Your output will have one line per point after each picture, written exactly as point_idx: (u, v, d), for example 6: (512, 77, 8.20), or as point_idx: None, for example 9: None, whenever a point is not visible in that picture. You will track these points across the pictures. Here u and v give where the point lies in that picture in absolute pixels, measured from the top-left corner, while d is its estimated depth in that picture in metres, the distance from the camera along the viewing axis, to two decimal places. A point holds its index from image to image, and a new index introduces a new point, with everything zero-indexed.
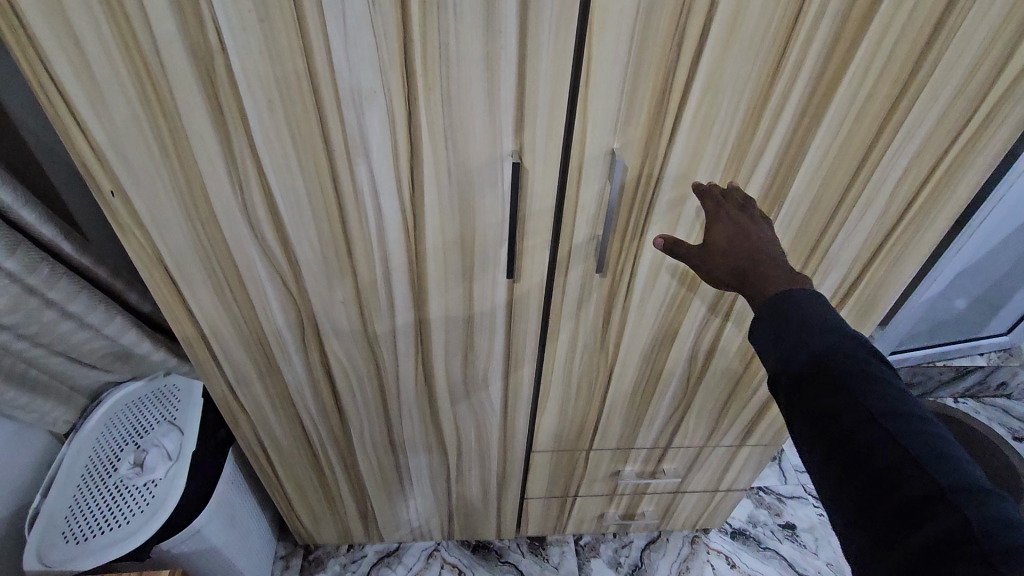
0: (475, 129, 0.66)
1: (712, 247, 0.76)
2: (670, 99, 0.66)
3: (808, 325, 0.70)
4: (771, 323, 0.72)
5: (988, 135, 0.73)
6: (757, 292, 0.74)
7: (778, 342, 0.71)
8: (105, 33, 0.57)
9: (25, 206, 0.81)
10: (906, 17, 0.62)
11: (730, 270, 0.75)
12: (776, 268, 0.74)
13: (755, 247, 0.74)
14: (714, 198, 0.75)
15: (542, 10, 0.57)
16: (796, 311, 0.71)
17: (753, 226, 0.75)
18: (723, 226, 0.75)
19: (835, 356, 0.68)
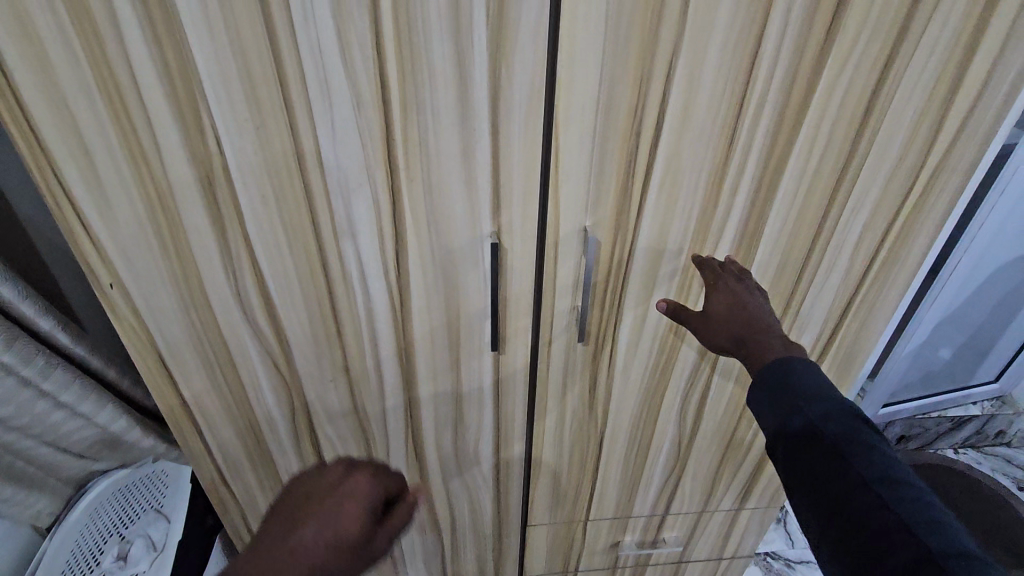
0: (456, 213, 0.70)
1: (712, 314, 0.79)
2: (634, 179, 0.71)
3: (804, 389, 0.73)
4: (767, 390, 0.75)
5: (932, 200, 0.78)
6: (756, 357, 0.78)
7: (773, 407, 0.75)
8: (114, 143, 0.62)
9: (24, 299, 0.84)
10: (838, 104, 0.69)
11: (728, 336, 0.79)
12: (772, 335, 0.79)
13: (752, 316, 0.79)
14: (713, 270, 0.80)
15: (511, 110, 0.63)
16: (791, 374, 0.74)
17: (749, 295, 0.80)
18: (721, 294, 0.79)
19: (827, 423, 0.71)
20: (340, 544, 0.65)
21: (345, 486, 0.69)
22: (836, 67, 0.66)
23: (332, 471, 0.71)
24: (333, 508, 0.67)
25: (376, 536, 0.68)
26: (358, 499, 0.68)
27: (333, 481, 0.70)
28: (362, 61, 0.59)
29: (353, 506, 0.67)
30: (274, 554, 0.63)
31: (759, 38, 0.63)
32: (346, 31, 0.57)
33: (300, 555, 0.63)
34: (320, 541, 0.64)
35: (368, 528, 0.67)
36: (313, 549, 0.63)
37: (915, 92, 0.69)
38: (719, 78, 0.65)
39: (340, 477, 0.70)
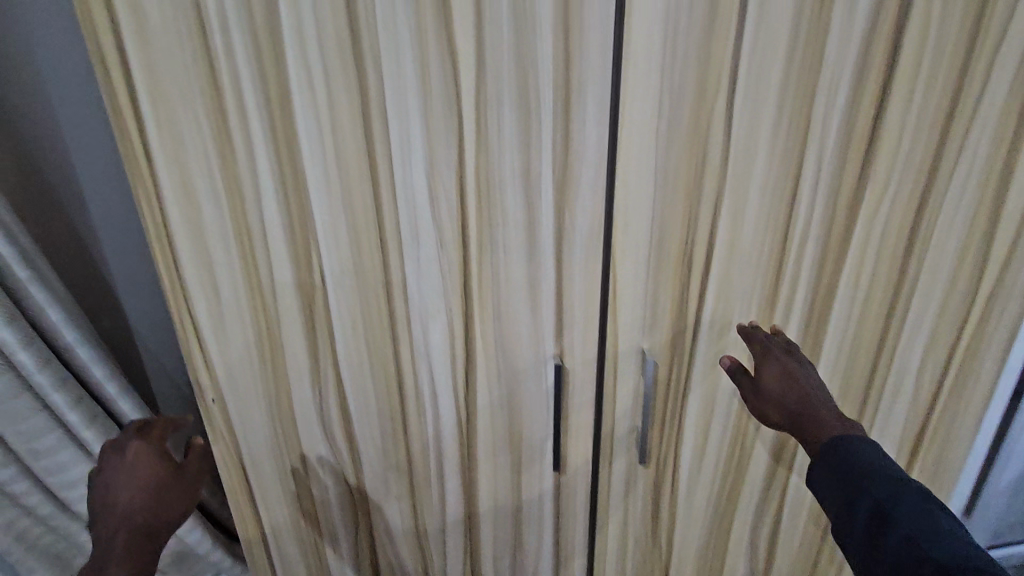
0: (521, 339, 0.77)
1: (763, 388, 0.77)
2: (687, 309, 0.76)
3: (870, 468, 0.68)
4: (828, 468, 0.70)
5: (994, 325, 0.79)
6: (808, 435, 0.74)
7: (837, 485, 0.69)
8: (239, 281, 0.74)
9: (86, 352, 0.92)
10: (879, 239, 0.73)
11: (781, 411, 0.77)
12: (827, 411, 0.75)
13: (806, 391, 0.76)
14: (760, 340, 0.77)
15: (573, 250, 0.72)
16: (852, 454, 0.69)
17: (800, 368, 0.77)
18: (772, 367, 0.77)
19: (901, 506, 0.64)
20: (159, 486, 0.74)
21: (126, 454, 0.74)
22: (873, 206, 0.71)
23: (110, 455, 0.75)
24: (129, 474, 0.73)
25: (184, 463, 0.76)
26: (149, 451, 0.75)
27: (116, 459, 0.75)
28: (448, 208, 0.69)
29: (150, 459, 0.75)
30: (111, 530, 0.71)
31: (796, 181, 0.70)
32: (435, 187, 0.68)
33: (137, 513, 0.72)
34: (139, 495, 0.73)
35: (171, 465, 0.75)
36: (139, 502, 0.72)
37: (956, 222, 0.73)
38: (762, 219, 0.72)
39: (118, 452, 0.75)
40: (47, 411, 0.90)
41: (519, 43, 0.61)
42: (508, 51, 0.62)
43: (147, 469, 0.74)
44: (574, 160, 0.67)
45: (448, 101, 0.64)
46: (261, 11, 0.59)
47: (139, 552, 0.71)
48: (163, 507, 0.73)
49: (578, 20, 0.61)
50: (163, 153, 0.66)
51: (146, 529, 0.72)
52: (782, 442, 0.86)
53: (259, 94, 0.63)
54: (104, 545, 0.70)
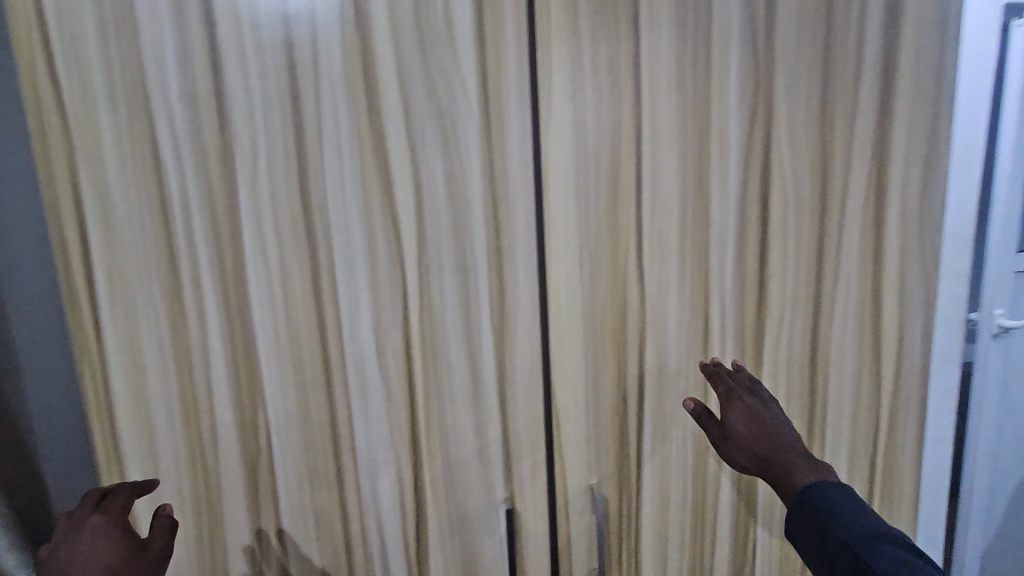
0: (471, 482, 0.77)
1: (730, 430, 0.75)
2: (628, 440, 0.80)
3: (836, 510, 0.65)
4: (801, 515, 0.68)
5: (902, 434, 0.88)
6: (783, 479, 0.72)
7: (809, 531, 0.66)
8: (179, 446, 0.72)
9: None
10: (786, 362, 0.82)
11: (750, 455, 0.74)
12: (797, 454, 0.73)
13: (773, 432, 0.74)
14: (724, 380, 0.78)
15: (515, 391, 0.76)
16: (820, 499, 0.67)
17: (766, 409, 0.76)
18: (737, 408, 0.76)
19: (864, 549, 0.61)
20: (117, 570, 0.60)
21: (83, 534, 0.61)
22: (775, 333, 0.81)
23: (64, 532, 0.61)
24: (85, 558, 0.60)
25: (149, 541, 0.63)
26: (113, 527, 0.62)
27: (72, 538, 0.61)
28: (394, 362, 0.73)
29: (112, 538, 0.62)
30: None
31: (706, 315, 0.79)
32: (382, 340, 0.73)
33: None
34: None
35: (133, 542, 0.62)
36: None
37: (849, 344, 0.83)
38: (683, 352, 0.79)
39: (75, 529, 0.61)
40: None
41: (454, 216, 0.71)
42: (446, 223, 0.71)
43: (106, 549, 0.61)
44: (510, 310, 0.74)
45: (393, 266, 0.71)
46: (222, 199, 0.66)
47: None
48: None
49: (504, 197, 0.71)
50: (113, 325, 0.67)
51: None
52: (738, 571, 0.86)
53: (214, 267, 0.68)
54: None
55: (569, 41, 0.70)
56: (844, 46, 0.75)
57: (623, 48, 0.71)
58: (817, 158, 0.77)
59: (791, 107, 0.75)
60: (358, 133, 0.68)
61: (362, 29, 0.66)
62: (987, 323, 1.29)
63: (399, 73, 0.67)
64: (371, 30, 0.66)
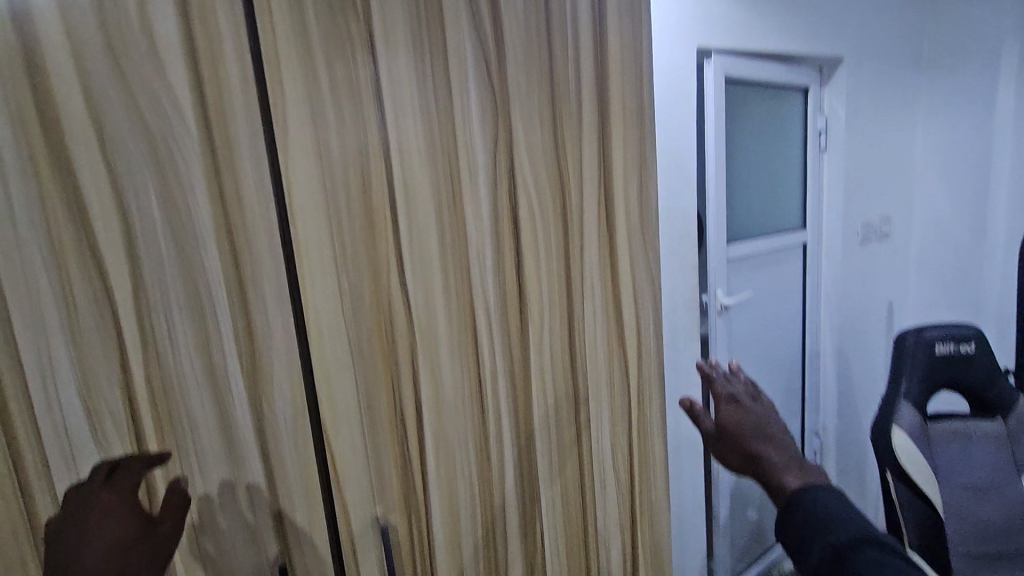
0: (236, 548, 0.68)
1: (721, 427, 0.80)
2: (411, 464, 0.79)
3: (831, 516, 0.67)
4: (794, 511, 0.69)
5: (647, 410, 1.03)
6: (770, 477, 0.74)
7: (792, 528, 0.69)
8: None
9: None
10: (550, 362, 0.90)
11: (738, 454, 0.78)
12: (786, 455, 0.75)
13: (762, 430, 0.78)
14: (717, 379, 0.84)
15: (279, 436, 0.69)
16: (814, 506, 0.68)
17: (759, 409, 0.81)
18: (730, 407, 0.81)
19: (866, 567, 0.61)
20: (130, 548, 0.57)
21: (91, 511, 0.56)
22: (538, 339, 0.88)
23: (73, 508, 0.56)
24: (96, 537, 0.55)
25: (159, 520, 0.60)
26: (125, 504, 0.58)
27: (78, 518, 0.56)
28: (115, 433, 0.60)
29: (124, 516, 0.57)
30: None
31: (474, 329, 0.82)
32: (96, 408, 0.59)
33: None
34: (106, 559, 0.55)
35: (144, 519, 0.59)
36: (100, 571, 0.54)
37: (599, 339, 0.95)
38: (456, 368, 0.81)
39: (84, 507, 0.56)
40: None
41: (181, 251, 0.62)
42: (170, 260, 0.61)
43: (116, 529, 0.56)
44: (262, 351, 0.67)
45: (101, 319, 0.58)
46: None
47: None
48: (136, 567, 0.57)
49: (242, 228, 0.65)
50: None
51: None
52: (530, 562, 0.92)
53: None
54: None
55: (301, 57, 0.66)
56: (565, 82, 0.86)
57: (361, 71, 0.69)
58: (556, 180, 0.87)
59: (529, 136, 0.84)
60: (31, 158, 0.54)
61: (21, 29, 0.52)
62: (714, 303, 1.63)
63: (85, 87, 0.55)
64: (31, 24, 0.52)
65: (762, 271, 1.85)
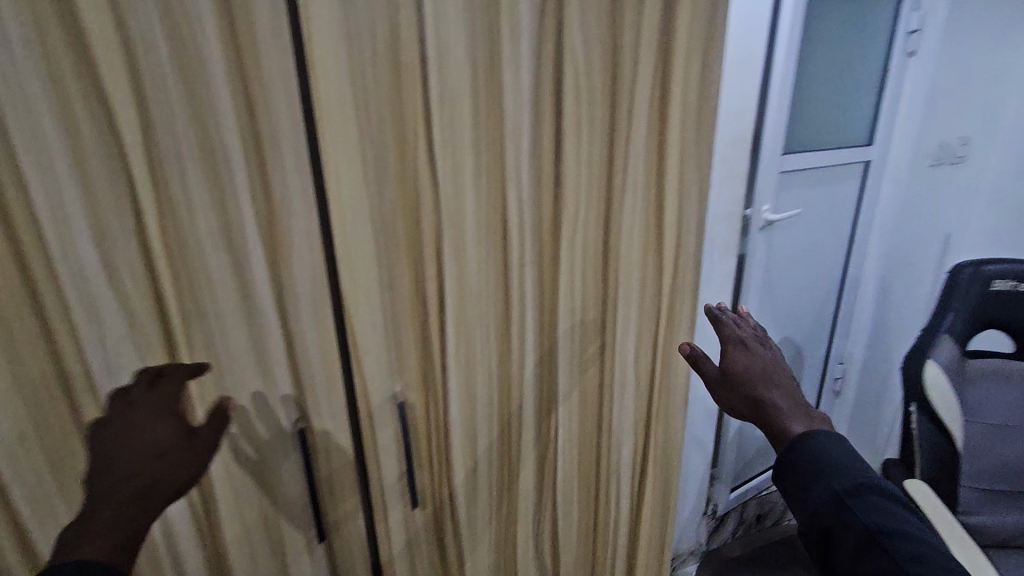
0: (258, 408, 0.70)
1: (726, 372, 0.78)
2: (431, 345, 0.78)
3: (830, 459, 0.62)
4: (796, 458, 0.63)
5: (677, 317, 0.99)
6: (772, 422, 0.70)
7: (795, 472, 0.63)
8: None
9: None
10: (582, 257, 0.86)
11: (744, 399, 0.74)
12: (791, 401, 0.71)
13: (768, 375, 0.75)
14: (726, 325, 0.83)
15: (298, 304, 0.68)
16: (815, 451, 0.63)
17: (765, 357, 0.79)
18: (738, 352, 0.79)
19: (867, 507, 0.58)
20: (165, 450, 0.55)
21: (132, 411, 0.57)
22: (571, 231, 0.83)
23: (117, 408, 0.57)
24: (132, 434, 0.55)
25: (196, 430, 0.58)
26: (164, 409, 0.58)
27: (119, 416, 0.56)
28: (133, 284, 0.59)
29: (163, 420, 0.57)
30: (97, 492, 0.50)
31: (504, 214, 0.77)
32: (112, 255, 0.58)
33: (138, 476, 0.52)
34: (138, 455, 0.53)
35: (182, 426, 0.58)
36: (134, 465, 0.53)
37: (635, 238, 0.89)
38: (482, 253, 0.77)
39: (127, 408, 0.57)
40: None
41: (192, 96, 0.57)
42: (181, 105, 0.56)
43: (154, 429, 0.56)
44: (280, 213, 0.64)
45: (111, 163, 0.55)
46: None
47: (124, 525, 0.49)
48: (168, 470, 0.54)
49: (256, 74, 0.59)
50: None
51: (141, 496, 0.51)
52: (542, 450, 0.94)
53: None
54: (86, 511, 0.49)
55: None
56: None
57: None
58: (608, 52, 0.77)
59: None
60: None
61: None
62: (756, 219, 1.53)
63: None
64: None
65: (815, 188, 1.72)
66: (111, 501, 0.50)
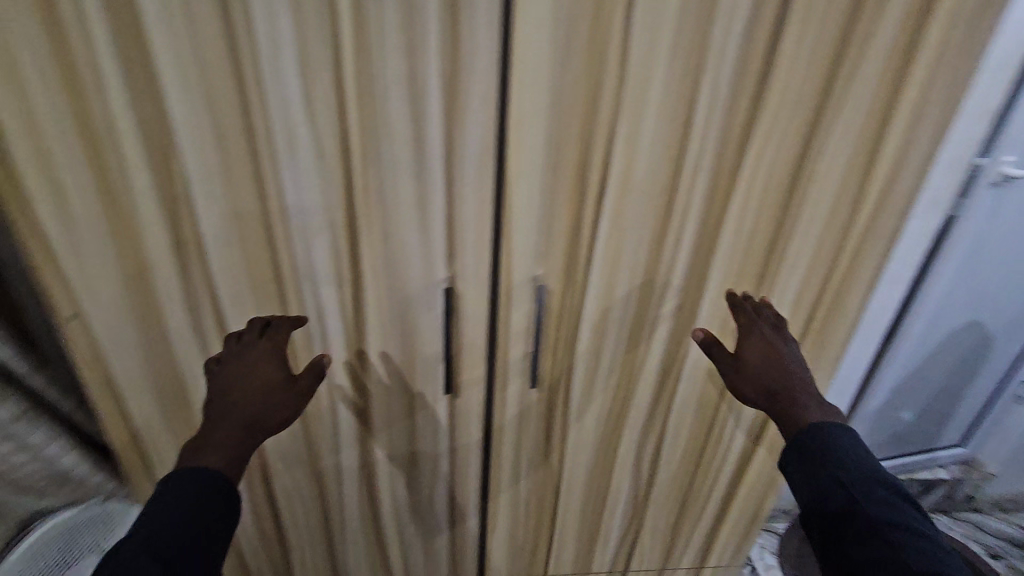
0: (412, 260, 0.74)
1: (746, 363, 0.81)
2: (581, 235, 0.77)
3: (839, 454, 0.71)
4: (806, 447, 0.73)
5: (861, 266, 0.85)
6: (789, 415, 0.77)
7: (806, 463, 0.72)
8: (89, 182, 0.64)
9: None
10: (766, 172, 0.76)
11: (761, 390, 0.80)
12: (806, 394, 0.78)
13: (787, 368, 0.79)
14: (748, 313, 0.83)
15: (463, 166, 0.69)
16: (828, 446, 0.72)
17: (783, 344, 0.82)
18: (756, 342, 0.81)
19: (868, 496, 0.66)
20: (267, 391, 0.71)
21: (248, 352, 0.72)
22: (763, 140, 0.73)
23: (236, 349, 0.72)
24: (246, 373, 0.71)
25: (297, 376, 0.74)
26: (273, 356, 0.72)
27: (239, 356, 0.72)
28: (326, 118, 0.64)
29: (272, 364, 0.72)
30: (217, 419, 0.69)
31: (690, 108, 0.69)
32: (312, 88, 0.62)
33: (246, 412, 0.69)
34: (246, 392, 0.70)
35: (285, 371, 0.73)
36: (245, 406, 0.70)
37: (837, 163, 0.76)
38: (653, 148, 0.72)
39: (242, 351, 0.72)
40: None
41: None
42: None
43: (262, 373, 0.71)
44: (462, 67, 0.63)
45: None
46: None
47: (234, 448, 0.68)
48: (268, 411, 0.71)
49: None
50: None
51: (245, 429, 0.69)
52: (666, 367, 0.92)
53: None
54: (208, 430, 0.68)
55: None
56: None
57: None
58: None
59: None
60: None
61: None
62: (990, 171, 1.25)
63: None
64: None
65: None
66: (227, 426, 0.69)
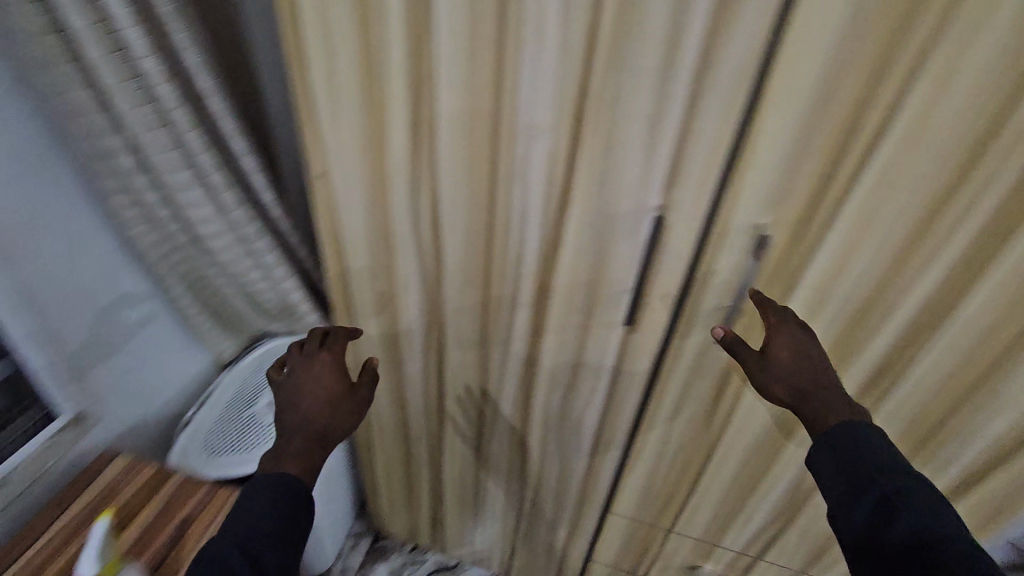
0: (628, 180, 0.70)
1: (774, 361, 0.73)
2: (832, 186, 0.65)
3: (884, 458, 0.68)
4: (837, 445, 0.69)
5: None
6: (816, 418, 0.72)
7: (841, 464, 0.69)
8: (354, 52, 0.70)
9: (262, 177, 0.98)
10: None
11: (791, 391, 0.73)
12: (839, 397, 0.72)
13: (819, 369, 0.72)
14: (772, 308, 0.74)
15: (715, 83, 0.60)
16: (863, 446, 0.69)
17: (814, 343, 0.73)
18: (785, 340, 0.73)
19: (912, 496, 0.65)
20: (335, 399, 0.80)
21: (313, 364, 0.81)
22: None
23: (302, 361, 0.82)
24: (315, 381, 0.80)
25: (357, 385, 0.84)
26: (335, 367, 0.82)
27: (307, 366, 0.81)
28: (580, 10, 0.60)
29: (334, 374, 0.82)
30: (294, 425, 0.76)
31: None
32: None
33: (320, 417, 0.77)
34: (320, 401, 0.79)
35: (346, 380, 0.82)
36: (321, 415, 0.78)
37: None
38: (970, 91, 0.56)
39: (308, 360, 0.82)
40: (183, 115, 0.83)
41: None
42: None
43: (327, 382, 0.80)
44: None
45: None
46: None
47: (308, 454, 0.75)
48: (336, 418, 0.79)
49: None
50: None
51: (318, 440, 0.76)
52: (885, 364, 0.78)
53: None
54: (282, 440, 0.75)
55: None
56: None
57: None
58: None
59: None
60: None
61: None
62: None
63: None
64: None
65: None
66: (299, 437, 0.75)
